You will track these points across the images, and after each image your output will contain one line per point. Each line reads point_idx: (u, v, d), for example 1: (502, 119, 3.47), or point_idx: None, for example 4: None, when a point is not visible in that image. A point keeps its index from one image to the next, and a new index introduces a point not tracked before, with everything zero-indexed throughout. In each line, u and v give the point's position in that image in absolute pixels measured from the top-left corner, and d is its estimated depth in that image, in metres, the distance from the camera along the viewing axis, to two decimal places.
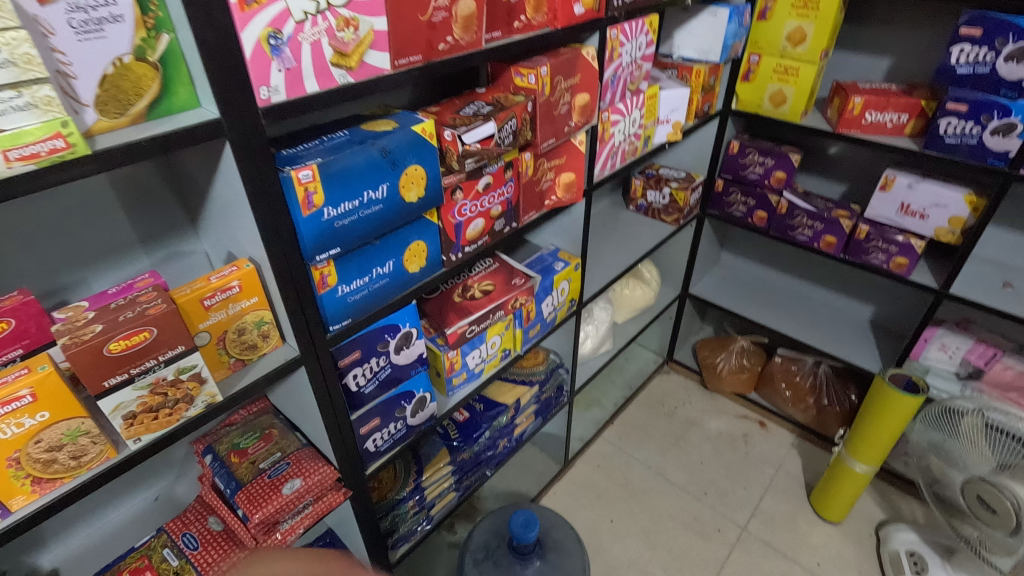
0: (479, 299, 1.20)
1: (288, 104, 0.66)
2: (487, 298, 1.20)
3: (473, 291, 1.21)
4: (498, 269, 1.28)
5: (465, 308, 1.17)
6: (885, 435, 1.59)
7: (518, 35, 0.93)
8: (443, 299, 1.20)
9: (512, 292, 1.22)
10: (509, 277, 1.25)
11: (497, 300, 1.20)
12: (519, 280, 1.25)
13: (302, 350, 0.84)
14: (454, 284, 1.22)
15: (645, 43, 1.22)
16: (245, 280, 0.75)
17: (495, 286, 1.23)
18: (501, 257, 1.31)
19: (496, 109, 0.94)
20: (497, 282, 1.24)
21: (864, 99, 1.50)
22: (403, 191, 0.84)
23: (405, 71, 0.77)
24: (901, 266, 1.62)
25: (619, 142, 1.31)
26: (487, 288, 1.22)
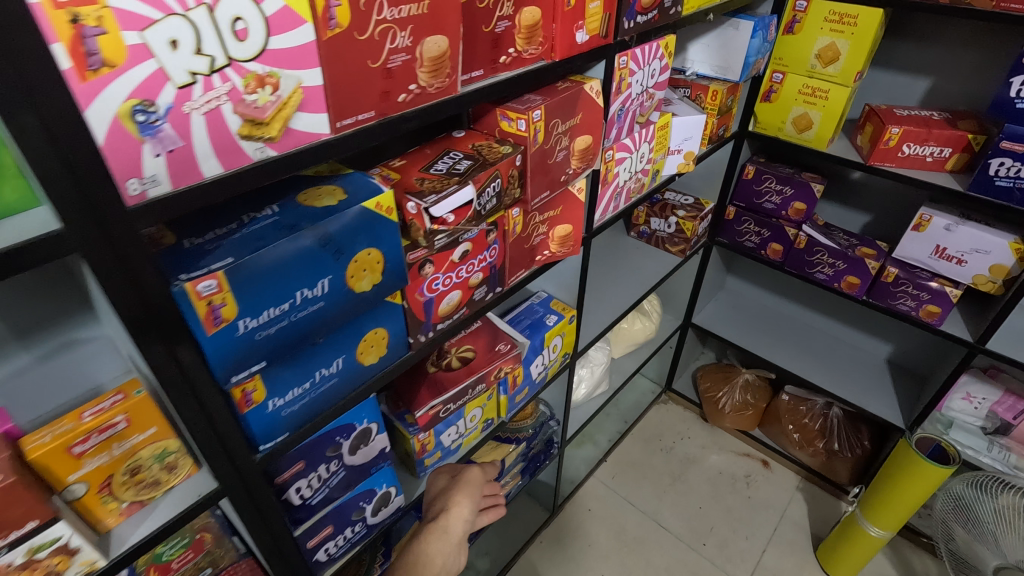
0: (457, 371, 1.02)
1: (174, 196, 0.47)
2: (466, 369, 1.03)
3: (450, 361, 1.03)
4: (482, 333, 1.10)
5: (439, 383, 1.00)
6: (908, 502, 1.45)
7: (505, 72, 0.74)
8: (416, 369, 1.03)
9: (495, 361, 1.04)
10: (494, 343, 1.08)
11: (478, 371, 1.03)
12: (505, 346, 1.08)
13: (221, 481, 0.66)
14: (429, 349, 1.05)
15: (660, 69, 1.03)
16: (134, 412, 0.57)
17: (476, 353, 1.06)
18: (488, 318, 1.14)
19: (476, 166, 0.75)
20: (479, 348, 1.06)
21: (903, 129, 1.31)
22: (351, 281, 0.65)
23: (350, 134, 0.58)
24: (932, 315, 1.45)
25: (624, 181, 1.13)
26: (467, 356, 1.04)
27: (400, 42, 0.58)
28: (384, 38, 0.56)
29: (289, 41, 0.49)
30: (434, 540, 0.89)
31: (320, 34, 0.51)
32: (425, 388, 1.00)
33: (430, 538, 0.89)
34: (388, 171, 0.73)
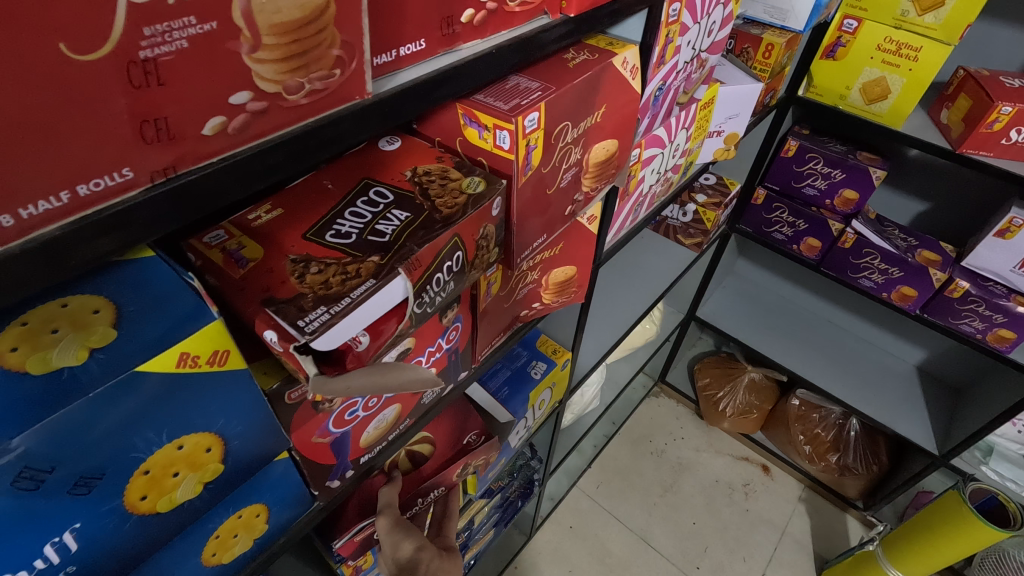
0: (406, 477, 0.74)
1: None
2: (418, 475, 0.75)
3: (397, 460, 0.75)
4: (445, 412, 0.81)
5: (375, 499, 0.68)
6: (948, 555, 1.24)
7: (469, 42, 0.38)
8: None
9: (460, 461, 0.76)
10: (460, 433, 0.80)
11: (432, 477, 0.75)
12: (476, 437, 0.80)
13: None
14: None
15: (721, 21, 0.66)
16: None
17: (435, 446, 0.77)
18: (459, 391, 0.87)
19: (416, 224, 0.39)
20: (440, 440, 0.78)
21: (1018, 108, 0.96)
22: (144, 507, 0.31)
23: (65, 231, 0.23)
24: (1003, 340, 1.18)
25: (649, 187, 0.78)
26: (421, 454, 0.75)
27: None
28: None
29: None
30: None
31: None
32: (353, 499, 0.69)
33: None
34: (240, 238, 0.37)
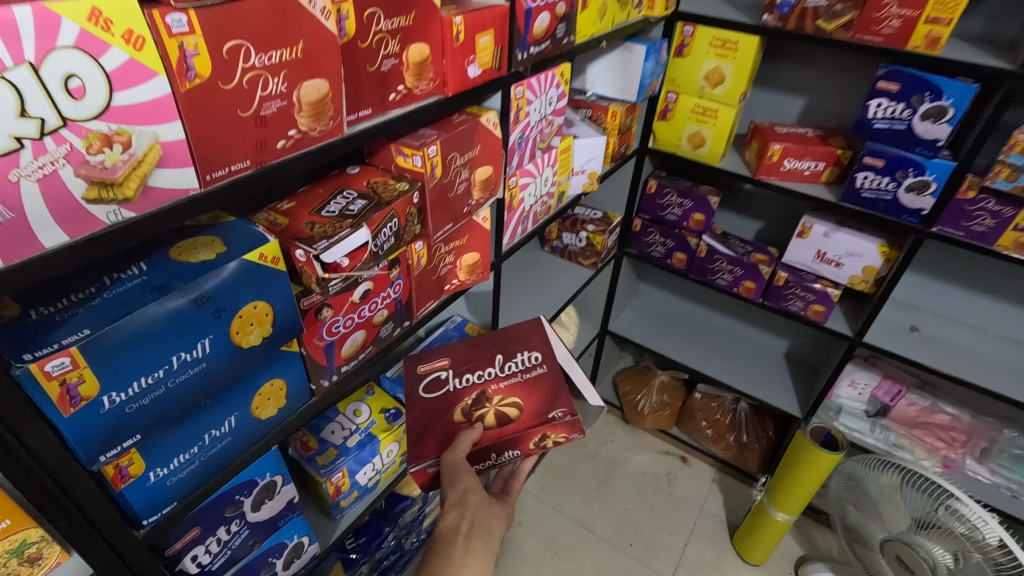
0: (487, 430, 0.88)
1: (28, 267, 0.43)
2: (498, 431, 0.88)
3: (485, 415, 0.89)
4: (541, 385, 0.92)
5: (453, 441, 0.86)
6: (808, 486, 1.59)
7: (395, 110, 0.72)
8: (444, 407, 0.89)
9: (535, 428, 0.87)
10: (548, 408, 0.89)
11: (510, 436, 0.87)
12: (562, 414, 0.88)
13: (87, 547, 0.59)
14: (470, 388, 0.91)
15: (557, 96, 1.05)
16: (86, 381, 0.49)
17: (521, 413, 0.89)
18: (559, 366, 0.94)
19: (371, 206, 0.72)
20: (527, 409, 0.90)
21: (783, 146, 1.41)
22: (237, 340, 0.61)
23: (225, 185, 0.55)
24: (818, 313, 1.58)
25: (531, 205, 1.14)
26: (506, 415, 0.89)
27: (274, 88, 0.55)
28: (254, 85, 0.53)
29: (138, 95, 0.45)
30: (451, 510, 0.82)
31: (177, 85, 0.47)
32: (435, 435, 0.87)
33: (447, 515, 0.83)
34: (275, 215, 0.69)
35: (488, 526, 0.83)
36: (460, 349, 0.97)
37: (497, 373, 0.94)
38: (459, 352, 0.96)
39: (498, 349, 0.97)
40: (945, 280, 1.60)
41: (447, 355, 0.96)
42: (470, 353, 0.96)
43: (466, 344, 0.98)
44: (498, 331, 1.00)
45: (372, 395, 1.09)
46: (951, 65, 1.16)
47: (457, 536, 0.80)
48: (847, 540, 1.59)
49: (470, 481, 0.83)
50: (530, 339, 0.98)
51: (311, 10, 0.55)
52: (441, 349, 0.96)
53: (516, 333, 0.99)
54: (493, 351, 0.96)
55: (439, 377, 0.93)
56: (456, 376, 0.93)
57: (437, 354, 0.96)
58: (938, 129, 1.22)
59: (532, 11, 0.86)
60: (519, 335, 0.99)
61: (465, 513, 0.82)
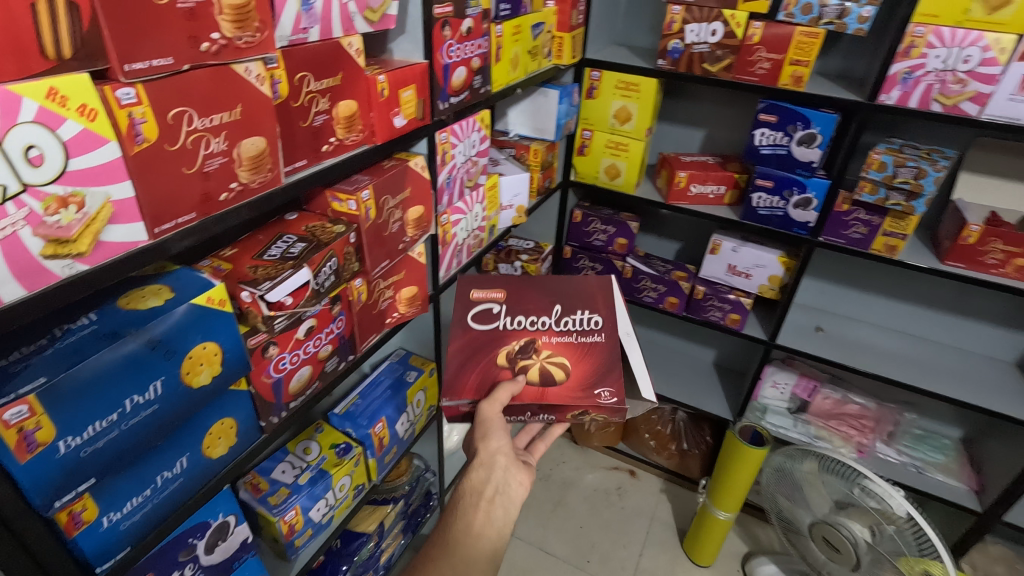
0: (529, 385, 0.92)
1: None
2: (539, 390, 0.92)
3: (529, 367, 0.93)
4: (593, 354, 0.95)
5: (494, 389, 0.91)
6: (742, 483, 1.71)
7: (329, 160, 0.79)
8: (491, 344, 0.95)
9: (578, 403, 0.90)
10: (595, 383, 0.91)
11: (549, 399, 0.91)
12: (608, 394, 0.91)
13: None
14: (520, 332, 0.96)
15: (479, 139, 1.15)
16: (42, 427, 0.52)
17: (566, 377, 0.93)
18: (618, 340, 0.96)
19: (311, 248, 0.78)
20: (573, 376, 0.93)
21: (688, 173, 1.58)
22: (188, 380, 0.65)
23: (172, 237, 0.60)
24: (735, 322, 1.73)
25: (463, 239, 1.22)
26: (551, 375, 0.93)
27: (215, 147, 0.61)
28: (197, 145, 0.59)
29: (91, 160, 0.50)
30: (476, 471, 0.89)
31: (127, 149, 0.53)
32: (475, 376, 0.94)
33: (473, 472, 0.89)
34: (218, 261, 0.74)
35: (509, 495, 0.88)
36: (523, 286, 1.00)
37: (552, 326, 0.96)
38: (518, 291, 0.99)
39: (559, 300, 0.99)
40: (838, 284, 1.79)
41: (505, 289, 0.99)
42: (533, 299, 0.99)
43: (525, 285, 1.00)
44: (564, 281, 1.01)
45: (321, 432, 1.11)
46: (815, 99, 1.35)
47: (480, 500, 0.85)
48: (784, 532, 1.70)
49: (501, 440, 0.90)
50: (596, 301, 0.99)
51: (247, 77, 0.62)
52: (499, 281, 1.00)
53: (582, 289, 1.00)
54: (553, 301, 0.98)
55: (492, 309, 0.98)
56: (508, 316, 0.97)
57: (495, 285, 1.00)
58: (811, 153, 1.41)
59: (448, 67, 0.96)
60: (586, 293, 0.99)
61: (492, 474, 0.88)
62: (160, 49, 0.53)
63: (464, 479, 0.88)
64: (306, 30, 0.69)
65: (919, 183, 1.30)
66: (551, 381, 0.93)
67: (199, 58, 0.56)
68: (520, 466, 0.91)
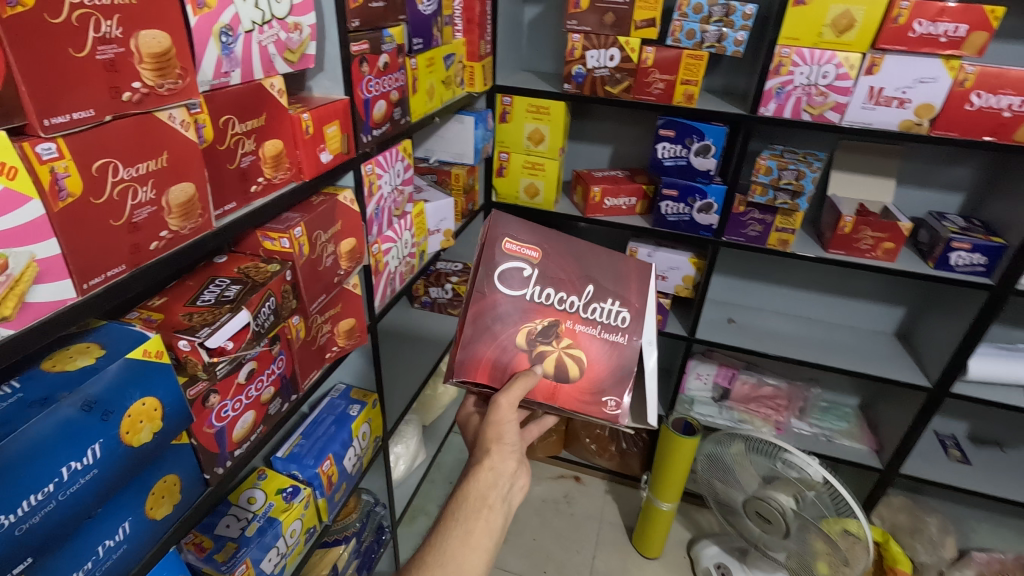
0: (543, 379, 0.91)
1: None
2: (551, 386, 0.91)
3: (547, 358, 0.90)
4: (613, 354, 0.91)
5: (511, 381, 0.89)
6: (679, 473, 1.82)
7: (258, 200, 0.79)
8: (512, 320, 0.91)
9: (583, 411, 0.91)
10: (605, 391, 0.90)
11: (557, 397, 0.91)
12: (614, 402, 0.91)
13: None
14: (546, 310, 0.90)
15: (403, 168, 1.17)
16: None
17: (580, 375, 0.91)
18: (640, 344, 0.90)
19: (246, 289, 0.77)
20: (587, 375, 0.91)
21: (601, 187, 1.68)
22: (128, 439, 0.62)
23: (103, 292, 0.57)
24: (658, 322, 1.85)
25: (395, 267, 1.23)
26: (566, 370, 0.91)
27: (143, 196, 0.59)
28: (125, 196, 0.57)
29: (11, 220, 0.48)
30: (483, 476, 0.89)
31: (50, 206, 0.51)
32: (491, 356, 0.91)
33: (478, 476, 0.89)
34: (148, 312, 0.71)
35: (509, 502, 0.90)
36: (561, 250, 0.91)
37: (578, 311, 0.91)
38: (551, 257, 0.91)
39: (592, 279, 0.91)
40: (742, 278, 1.97)
41: (541, 248, 0.91)
42: (568, 272, 0.91)
43: (563, 247, 0.91)
44: (603, 256, 0.92)
45: (265, 478, 1.08)
46: (706, 114, 1.50)
47: (483, 507, 0.86)
48: (722, 513, 1.81)
49: (512, 438, 0.93)
50: (631, 294, 0.91)
51: (171, 124, 0.61)
52: (537, 238, 0.91)
53: (620, 272, 0.91)
54: (586, 279, 0.90)
55: (522, 271, 0.90)
56: (537, 286, 0.90)
57: (532, 241, 0.91)
58: (707, 163, 1.55)
59: (369, 101, 0.98)
60: (620, 279, 0.91)
61: (498, 478, 0.90)
62: (82, 102, 0.52)
63: (472, 478, 0.88)
64: (227, 74, 0.69)
65: (799, 184, 1.47)
66: (566, 375, 0.91)
67: (121, 108, 0.55)
68: (523, 471, 0.94)
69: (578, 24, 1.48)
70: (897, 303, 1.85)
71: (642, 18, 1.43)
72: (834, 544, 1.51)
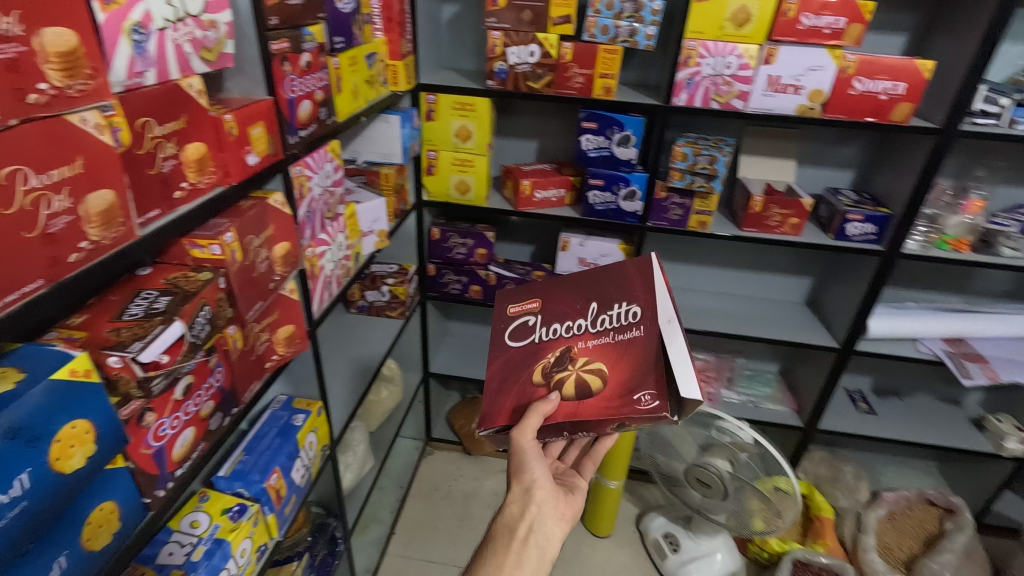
0: (565, 400, 0.91)
1: None
2: (575, 403, 0.90)
3: (565, 378, 0.92)
4: (631, 351, 0.91)
5: (529, 410, 0.91)
6: (624, 449, 1.90)
7: (183, 206, 0.75)
8: (527, 362, 0.96)
9: (616, 414, 0.86)
10: (633, 389, 0.88)
11: (589, 411, 0.88)
12: (648, 397, 0.87)
13: None
14: (556, 342, 0.95)
15: (333, 169, 1.15)
16: None
17: (604, 384, 0.90)
18: (657, 331, 0.92)
19: (178, 300, 0.73)
20: (612, 383, 0.90)
21: (531, 180, 1.71)
22: (58, 465, 0.57)
23: (18, 309, 0.53)
24: None
25: (331, 270, 1.21)
26: (588, 384, 0.91)
27: (59, 205, 0.56)
28: (38, 206, 0.54)
29: None
30: (514, 507, 0.92)
31: None
32: (513, 397, 0.94)
33: (511, 507, 0.92)
34: (69, 331, 0.67)
35: (545, 533, 0.90)
36: (558, 289, 1.00)
37: (589, 328, 0.95)
38: (552, 298, 0.99)
39: (594, 297, 0.97)
40: (668, 260, 2.07)
41: (540, 298, 1.00)
42: (568, 303, 0.98)
43: (560, 288, 1.00)
44: (600, 276, 0.99)
45: (207, 501, 1.02)
46: (624, 105, 1.57)
47: (513, 539, 0.88)
48: (667, 485, 1.89)
49: (539, 469, 0.94)
50: (634, 292, 0.95)
51: (84, 127, 0.57)
52: (533, 291, 1.01)
53: (618, 280, 0.97)
54: (589, 300, 0.97)
55: (527, 323, 0.98)
56: (544, 326, 0.97)
57: (530, 296, 1.01)
58: (629, 152, 1.62)
59: (293, 101, 0.96)
60: (624, 283, 0.97)
61: (526, 511, 0.91)
62: None
63: (501, 514, 0.92)
64: (142, 74, 0.67)
65: (713, 168, 1.58)
66: (594, 389, 0.90)
67: (27, 111, 0.52)
68: (558, 499, 0.94)
69: (498, 21, 1.51)
70: (805, 274, 2.02)
71: (558, 15, 1.48)
72: (767, 500, 1.64)
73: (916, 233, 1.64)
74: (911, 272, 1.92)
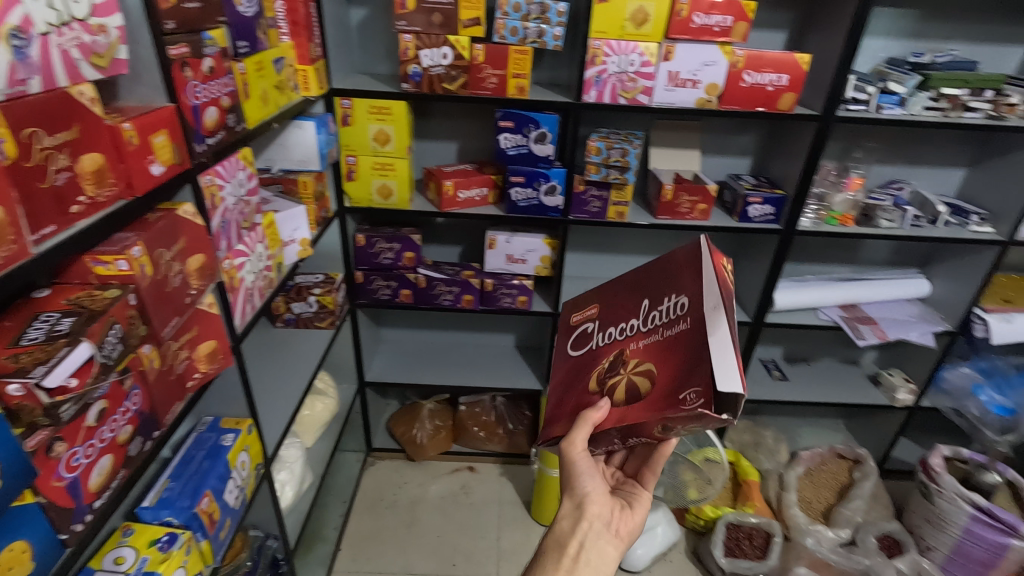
0: (616, 405, 0.83)
1: None
2: (622, 410, 0.82)
3: (616, 383, 0.84)
4: (677, 346, 0.77)
5: (579, 418, 0.87)
6: None
7: (82, 221, 0.71)
8: (586, 371, 0.92)
9: (660, 418, 0.74)
10: (679, 388, 0.73)
11: (634, 417, 0.78)
12: (693, 394, 0.70)
13: None
14: (612, 347, 0.89)
15: (246, 178, 1.12)
16: None
17: (653, 386, 0.78)
18: (704, 319, 0.75)
19: (83, 320, 0.69)
20: (659, 382, 0.77)
21: (454, 181, 1.73)
22: None
23: None
24: (525, 302, 1.95)
25: (252, 282, 1.17)
26: (637, 387, 0.80)
27: None
28: None
29: None
30: (566, 522, 0.95)
31: None
32: (571, 403, 0.92)
33: (562, 522, 0.95)
34: None
35: (597, 548, 0.92)
36: (617, 293, 0.93)
37: (640, 328, 0.85)
38: (610, 304, 0.94)
39: (647, 295, 0.87)
40: (591, 251, 2.15)
41: (599, 303, 0.96)
42: (624, 305, 0.91)
43: (618, 291, 0.93)
44: (655, 271, 0.88)
45: (132, 534, 0.96)
46: (538, 104, 1.62)
47: (566, 553, 0.91)
48: None
49: (589, 484, 0.95)
50: (686, 281, 0.81)
51: None
52: (594, 297, 0.97)
53: (671, 272, 0.85)
54: (640, 298, 0.88)
55: (587, 331, 0.96)
56: (600, 331, 0.92)
57: (590, 303, 0.98)
58: (546, 149, 1.67)
59: (198, 108, 0.93)
60: (675, 275, 0.84)
61: (577, 527, 0.94)
62: None
63: (553, 529, 0.95)
64: (24, 82, 0.63)
65: (626, 160, 1.66)
66: (641, 390, 0.79)
67: None
68: (611, 515, 0.96)
69: (408, 24, 1.52)
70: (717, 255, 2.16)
71: (467, 17, 1.52)
72: (698, 469, 1.74)
73: (809, 211, 1.79)
74: (807, 247, 2.11)
